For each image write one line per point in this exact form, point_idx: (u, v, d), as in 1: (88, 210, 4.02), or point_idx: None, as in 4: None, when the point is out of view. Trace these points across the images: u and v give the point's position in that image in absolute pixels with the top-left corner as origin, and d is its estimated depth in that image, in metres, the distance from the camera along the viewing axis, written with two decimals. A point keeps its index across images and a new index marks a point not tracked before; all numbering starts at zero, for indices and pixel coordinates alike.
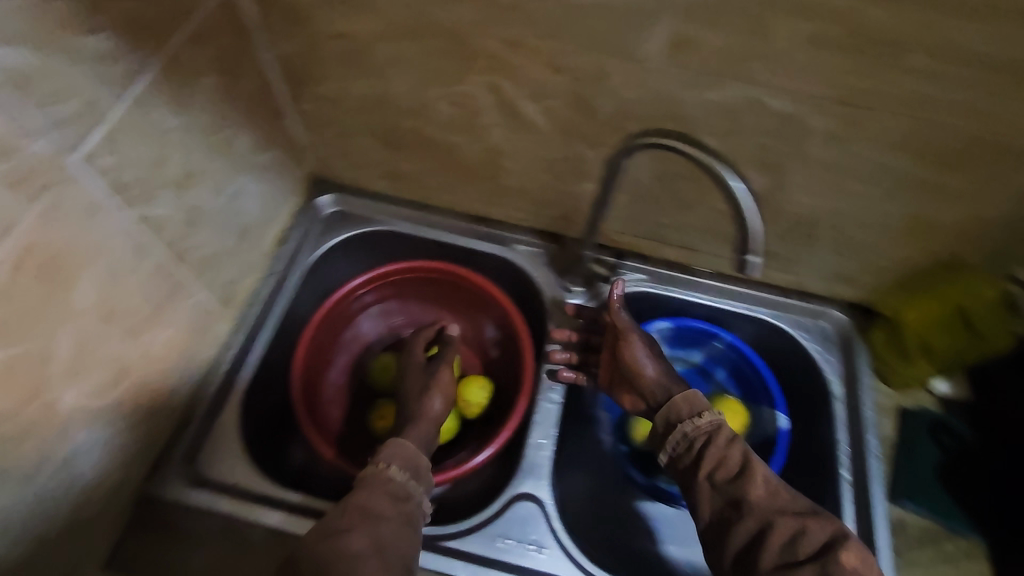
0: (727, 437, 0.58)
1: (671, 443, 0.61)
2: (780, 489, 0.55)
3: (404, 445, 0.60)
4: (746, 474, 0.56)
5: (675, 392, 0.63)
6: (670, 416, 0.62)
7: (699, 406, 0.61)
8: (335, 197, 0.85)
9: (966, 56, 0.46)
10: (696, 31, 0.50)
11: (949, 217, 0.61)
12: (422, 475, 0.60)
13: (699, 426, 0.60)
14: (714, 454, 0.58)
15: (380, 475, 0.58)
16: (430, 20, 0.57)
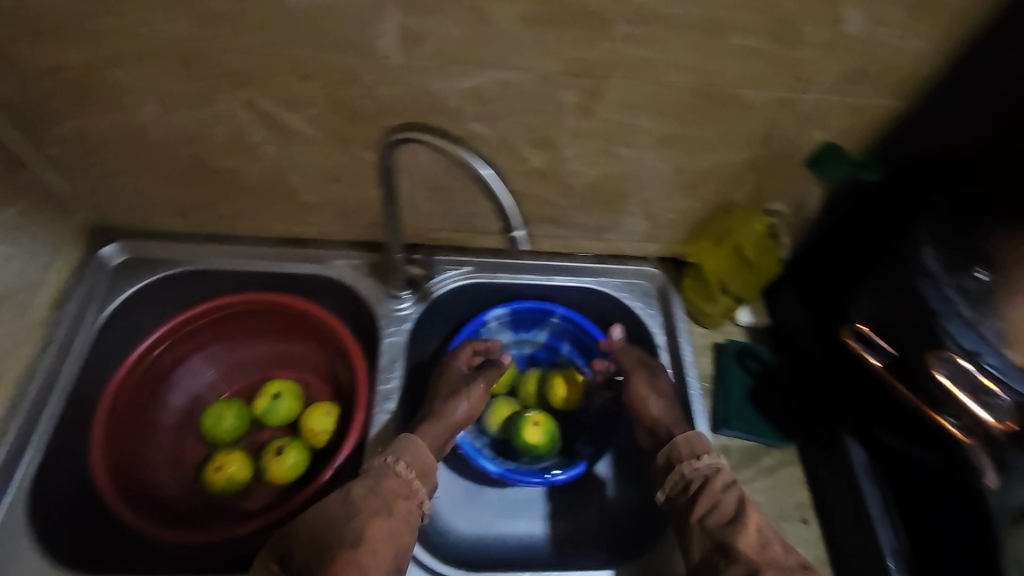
0: (723, 481, 0.59)
1: (670, 483, 0.62)
2: (772, 540, 0.55)
3: (414, 441, 0.62)
4: (736, 523, 0.56)
5: (679, 433, 0.64)
6: (671, 456, 0.63)
7: (699, 449, 0.62)
8: (122, 244, 0.77)
9: (660, 20, 0.51)
10: (420, 23, 0.51)
11: (708, 167, 0.67)
12: (427, 475, 0.61)
13: (697, 468, 0.61)
14: (711, 498, 0.58)
15: (387, 468, 0.60)
16: (149, 40, 0.53)
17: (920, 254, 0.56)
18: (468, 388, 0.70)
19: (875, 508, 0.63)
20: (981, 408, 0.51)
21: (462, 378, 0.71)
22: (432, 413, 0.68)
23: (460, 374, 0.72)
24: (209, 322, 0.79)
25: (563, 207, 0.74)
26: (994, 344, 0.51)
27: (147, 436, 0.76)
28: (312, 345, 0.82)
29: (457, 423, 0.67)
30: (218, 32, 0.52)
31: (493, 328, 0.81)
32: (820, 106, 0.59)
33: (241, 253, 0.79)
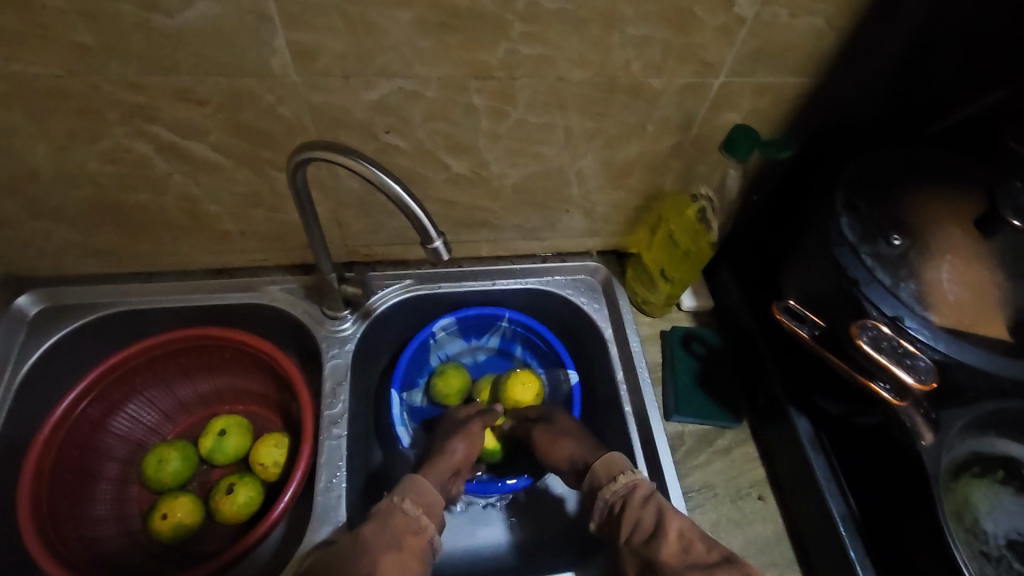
0: (641, 496, 0.56)
1: (598, 511, 0.59)
2: (694, 541, 0.49)
3: (418, 480, 0.59)
4: (657, 534, 0.51)
5: (599, 459, 0.62)
6: (593, 485, 0.60)
7: (615, 471, 0.60)
8: (36, 293, 0.74)
9: (554, 16, 0.50)
10: (308, 38, 0.49)
11: (631, 157, 0.67)
12: (433, 512, 0.57)
13: (616, 489, 0.58)
14: (632, 516, 0.54)
15: (394, 506, 0.55)
16: (24, 78, 0.50)
17: (837, 225, 0.57)
18: (465, 431, 0.68)
19: (822, 475, 0.64)
20: (903, 370, 0.50)
21: (458, 423, 0.70)
22: (433, 455, 0.65)
23: (455, 421, 0.71)
24: (141, 364, 0.75)
25: (495, 210, 0.73)
26: (913, 306, 0.52)
27: (86, 490, 0.73)
28: (254, 376, 0.79)
29: (456, 464, 0.65)
30: (97, 63, 0.49)
31: (441, 338, 0.80)
32: (728, 88, 0.60)
33: (167, 289, 0.76)
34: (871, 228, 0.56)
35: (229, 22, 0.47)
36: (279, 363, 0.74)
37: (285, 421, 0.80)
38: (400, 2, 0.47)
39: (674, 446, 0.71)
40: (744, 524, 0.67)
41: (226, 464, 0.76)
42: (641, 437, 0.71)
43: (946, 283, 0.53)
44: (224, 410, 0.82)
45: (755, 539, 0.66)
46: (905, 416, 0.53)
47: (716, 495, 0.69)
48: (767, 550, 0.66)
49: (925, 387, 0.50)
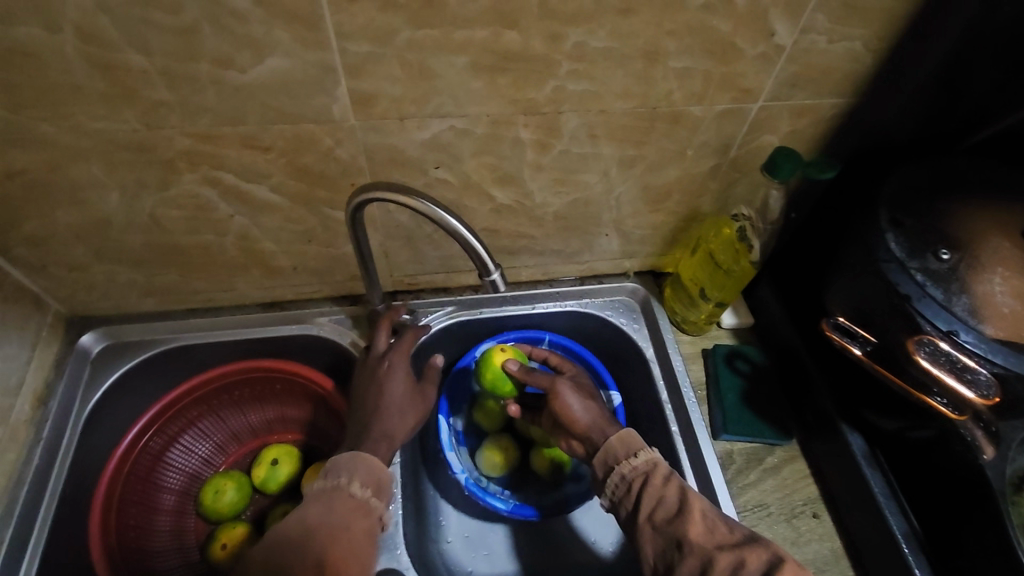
0: (662, 475, 0.55)
1: (611, 487, 0.57)
2: (718, 524, 0.51)
3: (367, 458, 0.57)
4: (683, 513, 0.52)
5: (613, 435, 0.60)
6: (607, 459, 0.58)
7: (634, 447, 0.58)
8: (99, 331, 0.76)
9: (600, 54, 0.52)
10: (368, 86, 0.52)
11: (670, 181, 0.69)
12: (383, 491, 0.57)
13: (636, 466, 0.56)
14: (655, 495, 0.54)
15: (342, 490, 0.54)
16: (104, 133, 0.53)
17: (883, 241, 0.57)
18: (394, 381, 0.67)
19: (880, 491, 0.64)
20: (963, 386, 0.50)
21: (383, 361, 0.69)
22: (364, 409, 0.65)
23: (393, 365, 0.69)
24: (198, 397, 0.78)
25: (536, 237, 0.75)
26: (967, 320, 0.52)
27: (148, 521, 0.75)
28: (304, 407, 0.81)
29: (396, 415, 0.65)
30: (173, 117, 0.52)
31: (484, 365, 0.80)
32: (766, 112, 0.62)
33: (221, 323, 0.79)
34: (918, 243, 0.57)
35: (296, 74, 0.50)
36: (330, 394, 0.76)
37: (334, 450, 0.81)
38: (455, 48, 0.50)
39: (724, 465, 0.71)
40: (801, 543, 0.67)
41: (278, 493, 0.78)
42: (691, 457, 0.71)
43: (999, 296, 0.54)
44: (273, 440, 0.83)
45: (814, 558, 0.66)
46: (965, 429, 0.55)
47: (771, 514, 0.68)
48: (827, 569, 0.65)
49: (987, 402, 0.50)
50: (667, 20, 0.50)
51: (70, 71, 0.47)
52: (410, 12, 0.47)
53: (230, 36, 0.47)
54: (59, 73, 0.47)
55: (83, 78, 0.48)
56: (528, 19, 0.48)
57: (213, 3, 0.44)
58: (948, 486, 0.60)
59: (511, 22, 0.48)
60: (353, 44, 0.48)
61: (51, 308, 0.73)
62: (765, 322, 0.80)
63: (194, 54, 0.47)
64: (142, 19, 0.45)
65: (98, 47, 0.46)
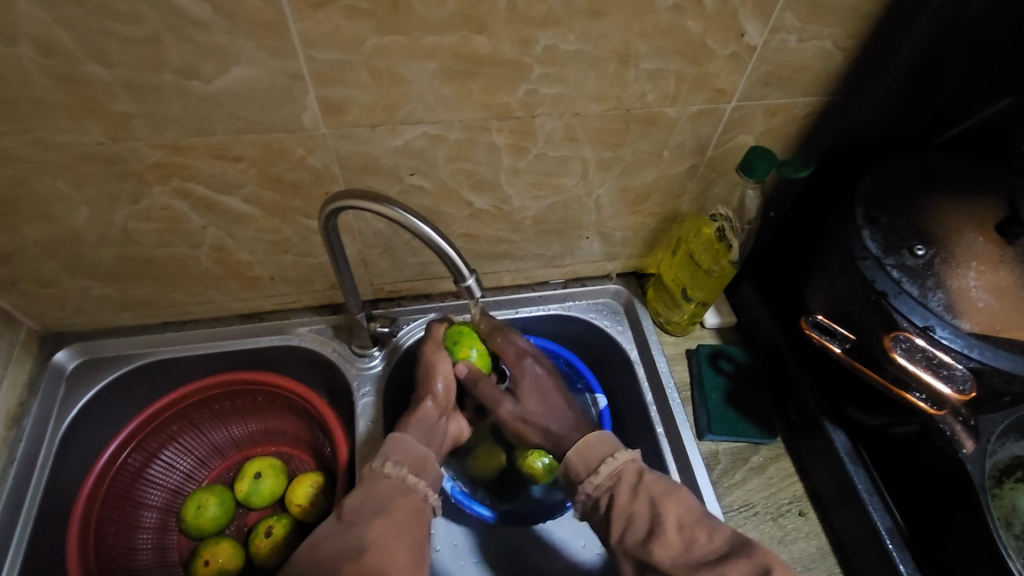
0: (627, 490, 0.56)
1: (581, 505, 0.59)
2: (696, 534, 0.51)
3: (400, 439, 0.60)
4: (655, 531, 0.52)
5: (586, 437, 0.63)
6: (572, 477, 0.61)
7: (594, 463, 0.60)
8: (73, 347, 0.75)
9: (571, 57, 0.52)
10: (337, 95, 0.51)
11: (648, 182, 0.69)
12: (422, 467, 0.59)
13: (600, 483, 0.58)
14: (624, 512, 0.55)
15: (377, 473, 0.57)
16: (69, 146, 0.52)
17: (859, 238, 0.58)
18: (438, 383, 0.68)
19: (864, 488, 0.64)
20: (939, 381, 0.51)
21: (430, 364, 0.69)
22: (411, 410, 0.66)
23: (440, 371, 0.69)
24: (178, 411, 0.77)
25: (516, 241, 0.74)
26: (943, 315, 0.53)
27: (129, 539, 0.73)
28: (288, 418, 0.80)
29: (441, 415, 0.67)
30: (139, 129, 0.51)
31: None
32: (740, 112, 0.62)
33: (200, 336, 0.78)
34: (893, 239, 0.57)
35: (264, 83, 0.49)
36: (312, 405, 0.75)
37: (318, 460, 0.80)
38: (425, 54, 0.49)
39: (709, 465, 0.71)
40: (787, 542, 0.66)
41: (262, 506, 0.76)
42: (675, 457, 0.71)
43: (974, 290, 0.54)
44: (257, 453, 0.82)
45: (801, 556, 0.66)
46: (945, 424, 0.55)
47: (757, 513, 0.68)
48: (814, 567, 0.65)
49: (964, 396, 0.51)
50: (637, 22, 0.50)
51: (31, 84, 0.47)
52: (376, 18, 0.46)
53: (193, 46, 0.46)
54: (18, 86, 0.46)
55: (44, 91, 0.47)
56: (497, 23, 0.48)
57: (175, 13, 0.44)
58: (931, 483, 0.60)
59: (480, 27, 0.48)
60: (320, 52, 0.48)
61: (24, 326, 0.72)
62: (748, 320, 0.80)
63: (158, 64, 0.47)
64: (103, 31, 0.44)
65: (58, 60, 0.45)
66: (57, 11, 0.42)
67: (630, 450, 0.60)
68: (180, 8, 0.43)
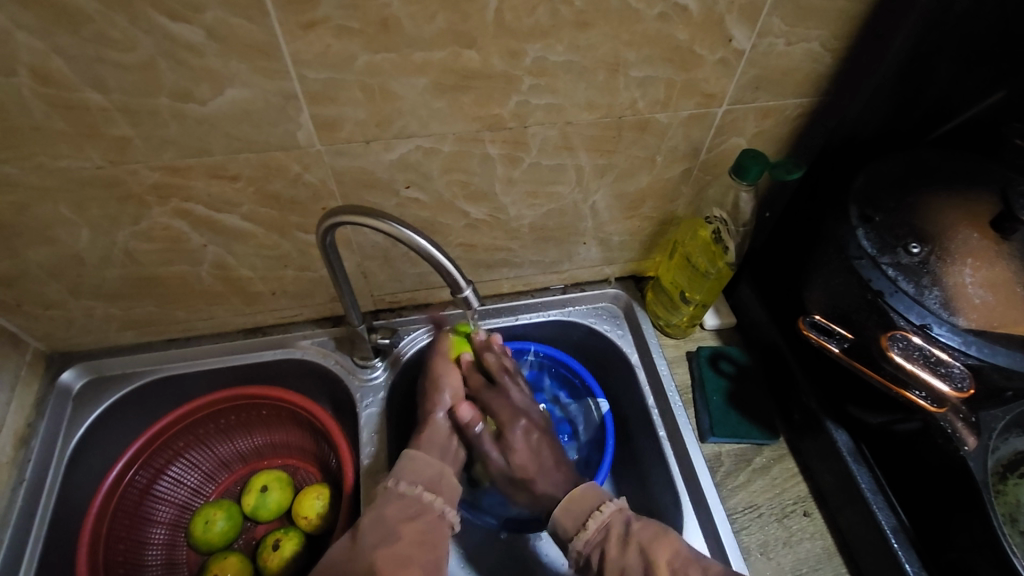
0: (618, 543, 0.57)
1: (573, 560, 0.60)
2: (688, 572, 0.53)
3: (414, 458, 0.62)
4: None
5: (567, 494, 0.63)
6: (560, 533, 0.61)
7: (584, 513, 0.61)
8: (79, 367, 0.75)
9: (561, 68, 0.53)
10: (331, 113, 0.52)
11: (643, 187, 0.69)
12: (435, 484, 0.61)
13: (589, 538, 0.59)
14: (615, 566, 0.56)
15: (392, 491, 0.60)
16: (70, 171, 0.53)
17: (854, 237, 0.58)
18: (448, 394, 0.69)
19: (867, 487, 0.64)
20: (938, 379, 0.51)
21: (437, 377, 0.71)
22: None
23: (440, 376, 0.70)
24: (183, 427, 0.77)
25: (514, 249, 0.75)
26: (940, 312, 0.53)
27: (138, 556, 0.74)
28: (293, 431, 0.81)
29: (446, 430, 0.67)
30: (137, 152, 0.52)
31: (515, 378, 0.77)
32: (731, 115, 0.62)
33: (204, 352, 0.78)
34: (889, 237, 0.57)
35: (258, 103, 0.50)
36: (315, 417, 0.76)
37: (324, 472, 0.80)
38: (415, 70, 0.50)
39: (713, 468, 0.71)
40: (793, 543, 0.67)
41: (269, 519, 0.77)
42: (678, 459, 0.72)
43: (970, 287, 0.54)
44: (263, 466, 0.83)
45: (807, 556, 0.66)
46: (945, 421, 0.54)
47: (761, 515, 0.68)
48: (820, 567, 0.65)
49: (963, 394, 0.51)
50: (625, 32, 0.51)
51: (30, 112, 0.47)
52: (367, 36, 0.47)
53: (187, 70, 0.47)
54: (18, 114, 0.47)
55: (43, 119, 0.48)
56: (485, 37, 0.49)
57: (168, 39, 0.44)
58: (934, 479, 0.60)
59: (469, 42, 0.49)
60: (312, 71, 0.48)
61: (30, 347, 0.72)
62: (748, 321, 0.81)
63: (153, 89, 0.47)
64: (99, 59, 0.45)
65: (55, 88, 0.46)
66: (53, 41, 0.43)
67: (613, 501, 0.61)
68: (174, 33, 0.44)
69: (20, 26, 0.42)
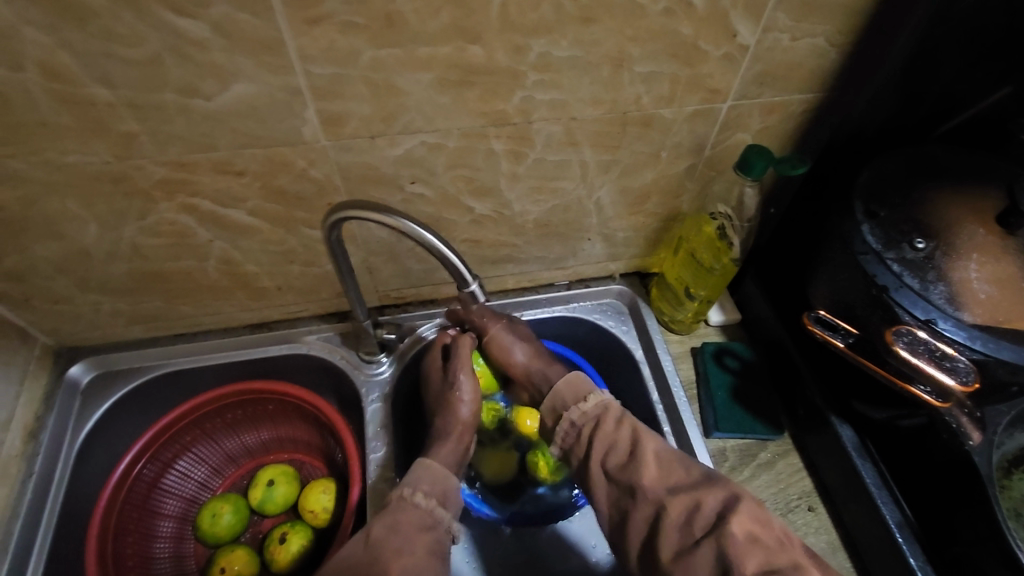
0: (613, 419, 0.58)
1: (563, 435, 0.61)
2: (672, 463, 0.53)
3: (431, 469, 0.61)
4: (635, 456, 0.55)
5: (562, 379, 0.65)
6: (557, 404, 0.63)
7: (583, 392, 0.62)
8: (87, 362, 0.76)
9: (566, 63, 0.53)
10: (337, 108, 0.52)
11: (647, 183, 0.69)
12: (447, 499, 0.60)
13: (586, 411, 0.60)
14: (606, 438, 0.57)
15: (408, 500, 0.57)
16: (77, 166, 0.53)
17: (859, 232, 0.58)
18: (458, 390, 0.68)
19: (872, 482, 0.64)
20: (943, 373, 0.51)
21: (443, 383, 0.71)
22: None
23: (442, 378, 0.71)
24: (190, 422, 0.78)
25: (518, 245, 0.75)
26: (945, 307, 0.52)
27: (147, 548, 0.75)
28: (299, 426, 0.81)
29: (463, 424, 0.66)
30: (144, 147, 0.53)
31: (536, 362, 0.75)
32: (736, 111, 0.62)
33: (210, 347, 0.79)
34: (894, 233, 0.57)
35: (264, 99, 0.50)
36: (321, 412, 0.76)
37: (330, 467, 0.81)
38: (420, 65, 0.50)
39: (717, 463, 0.71)
40: (798, 538, 0.67)
41: (276, 513, 0.77)
42: (682, 455, 0.72)
43: (976, 282, 0.54)
44: (269, 460, 0.84)
45: (812, 552, 0.66)
46: (950, 416, 0.54)
47: (766, 510, 0.68)
48: (825, 562, 0.65)
49: (968, 388, 0.51)
50: (629, 27, 0.51)
51: (39, 109, 0.48)
52: (371, 32, 0.47)
53: (194, 66, 0.47)
54: (27, 110, 0.48)
55: (52, 115, 0.49)
56: (490, 32, 0.49)
57: (174, 34, 0.45)
58: (940, 474, 0.60)
59: (473, 37, 0.49)
60: (317, 67, 0.49)
61: (39, 341, 0.73)
62: (752, 317, 0.81)
63: (160, 84, 0.48)
64: (106, 54, 0.45)
65: (64, 84, 0.46)
66: (61, 37, 0.44)
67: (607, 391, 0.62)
68: (180, 29, 0.44)
69: (28, 22, 0.42)
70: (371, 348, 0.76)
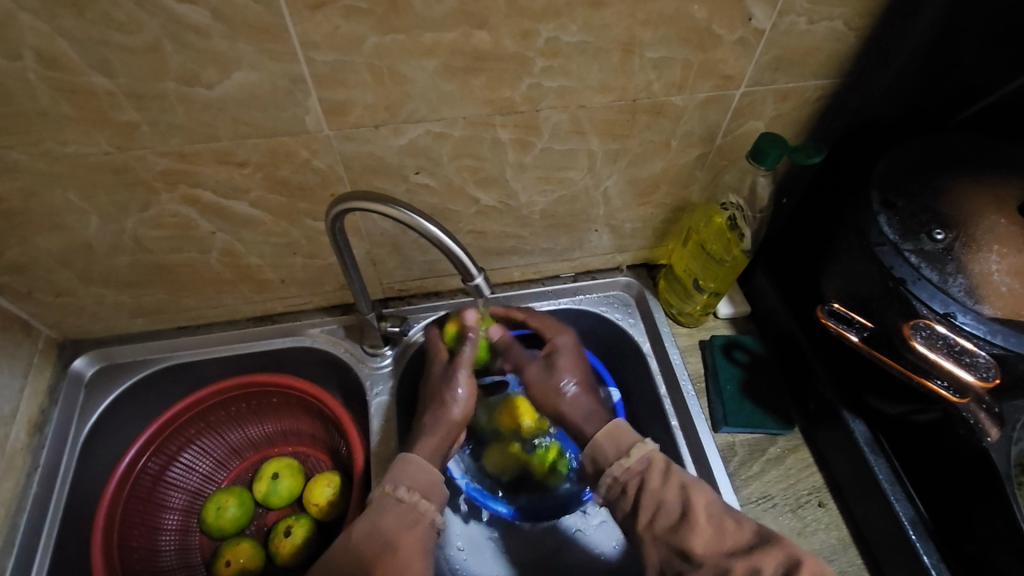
0: (659, 475, 0.57)
1: (605, 487, 0.59)
2: (724, 522, 0.53)
3: (411, 462, 0.59)
4: (686, 520, 0.53)
5: (602, 428, 0.62)
6: (597, 458, 0.61)
7: (626, 445, 0.60)
8: (91, 354, 0.76)
9: (575, 50, 0.51)
10: (339, 97, 0.51)
11: (657, 173, 0.68)
12: (431, 493, 0.58)
13: (630, 466, 0.58)
14: (653, 499, 0.55)
15: (387, 496, 0.57)
16: (77, 157, 0.52)
17: (875, 224, 0.56)
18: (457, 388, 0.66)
19: (885, 478, 0.62)
20: (962, 370, 0.49)
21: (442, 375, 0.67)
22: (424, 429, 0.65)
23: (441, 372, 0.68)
24: (194, 415, 0.78)
25: (524, 237, 0.74)
26: (964, 300, 0.51)
27: (152, 542, 0.75)
28: (304, 418, 0.81)
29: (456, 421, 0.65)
30: (144, 137, 0.51)
31: None
32: (749, 98, 0.61)
33: (213, 340, 0.78)
34: (912, 224, 0.55)
35: (264, 88, 0.49)
36: (326, 405, 0.75)
37: (334, 460, 0.80)
38: (425, 53, 0.49)
39: (726, 457, 0.71)
40: (807, 533, 0.66)
41: (281, 506, 0.77)
42: (691, 451, 0.71)
43: (997, 276, 0.52)
44: (274, 453, 0.83)
45: (822, 548, 0.65)
46: (967, 412, 0.52)
47: (776, 505, 0.67)
48: (835, 558, 0.64)
49: (988, 384, 0.49)
50: (641, 10, 0.49)
51: (36, 97, 0.47)
52: (375, 18, 0.46)
53: (193, 53, 0.46)
54: (24, 99, 0.47)
55: (49, 104, 0.48)
56: (498, 18, 0.47)
57: (173, 20, 0.43)
58: (957, 470, 0.58)
59: (480, 22, 0.47)
60: (319, 54, 0.47)
61: (43, 334, 0.73)
62: (763, 309, 0.79)
63: (160, 72, 0.47)
64: (103, 42, 0.44)
65: (60, 72, 0.45)
66: (56, 23, 0.42)
67: (649, 439, 0.60)
68: (179, 15, 0.43)
69: (25, 9, 0.41)
70: (374, 338, 0.75)
